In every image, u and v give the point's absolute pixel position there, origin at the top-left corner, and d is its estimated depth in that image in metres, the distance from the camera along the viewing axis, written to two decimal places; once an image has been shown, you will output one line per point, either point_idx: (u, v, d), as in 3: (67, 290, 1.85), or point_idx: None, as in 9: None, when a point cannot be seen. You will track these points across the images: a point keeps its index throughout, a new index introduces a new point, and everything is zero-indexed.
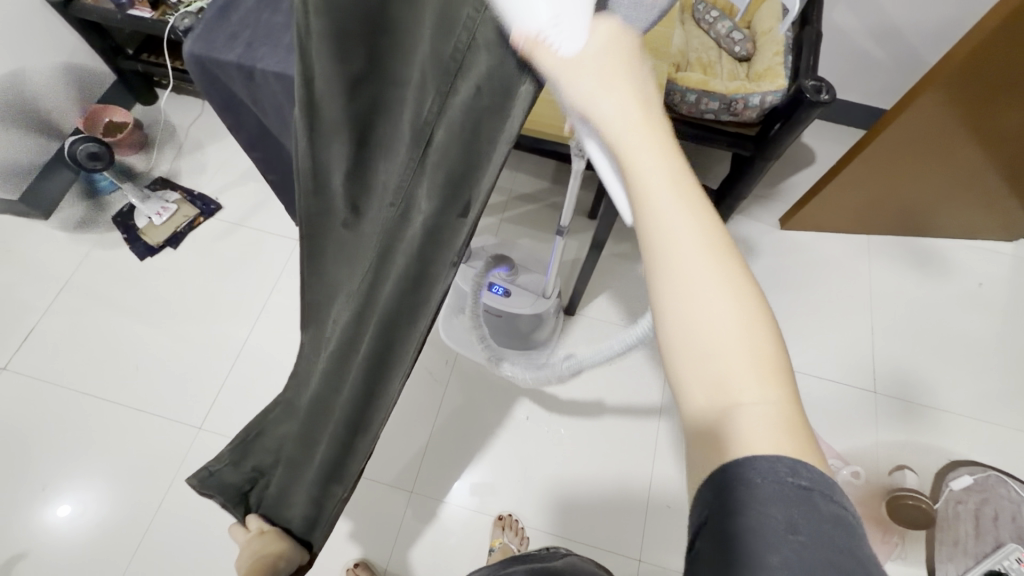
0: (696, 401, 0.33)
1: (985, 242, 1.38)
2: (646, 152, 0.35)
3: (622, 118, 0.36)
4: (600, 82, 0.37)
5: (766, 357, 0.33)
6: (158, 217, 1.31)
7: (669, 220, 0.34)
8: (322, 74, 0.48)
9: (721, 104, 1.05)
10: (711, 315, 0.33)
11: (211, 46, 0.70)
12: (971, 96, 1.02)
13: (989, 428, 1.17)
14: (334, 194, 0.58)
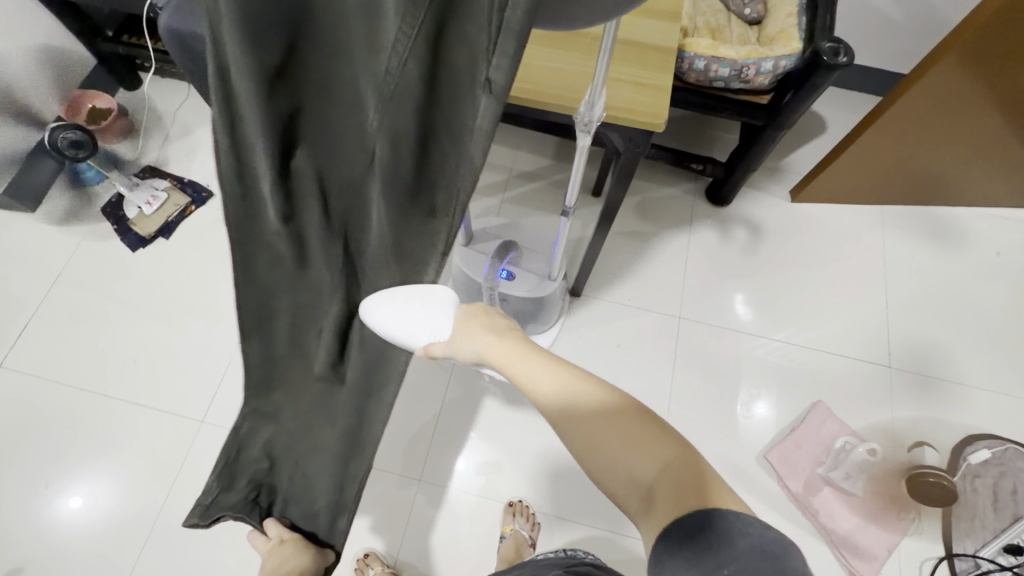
0: (625, 494, 0.49)
1: (1004, 210, 1.34)
2: (510, 354, 0.63)
3: (493, 344, 0.65)
4: (470, 335, 0.68)
5: (647, 436, 0.50)
6: (148, 207, 1.27)
7: (547, 388, 0.57)
8: (236, 71, 0.46)
9: (732, 71, 1.00)
10: (596, 431, 0.52)
11: (189, 20, 0.66)
12: (996, 57, 0.96)
13: (1009, 401, 1.15)
14: (264, 203, 0.57)
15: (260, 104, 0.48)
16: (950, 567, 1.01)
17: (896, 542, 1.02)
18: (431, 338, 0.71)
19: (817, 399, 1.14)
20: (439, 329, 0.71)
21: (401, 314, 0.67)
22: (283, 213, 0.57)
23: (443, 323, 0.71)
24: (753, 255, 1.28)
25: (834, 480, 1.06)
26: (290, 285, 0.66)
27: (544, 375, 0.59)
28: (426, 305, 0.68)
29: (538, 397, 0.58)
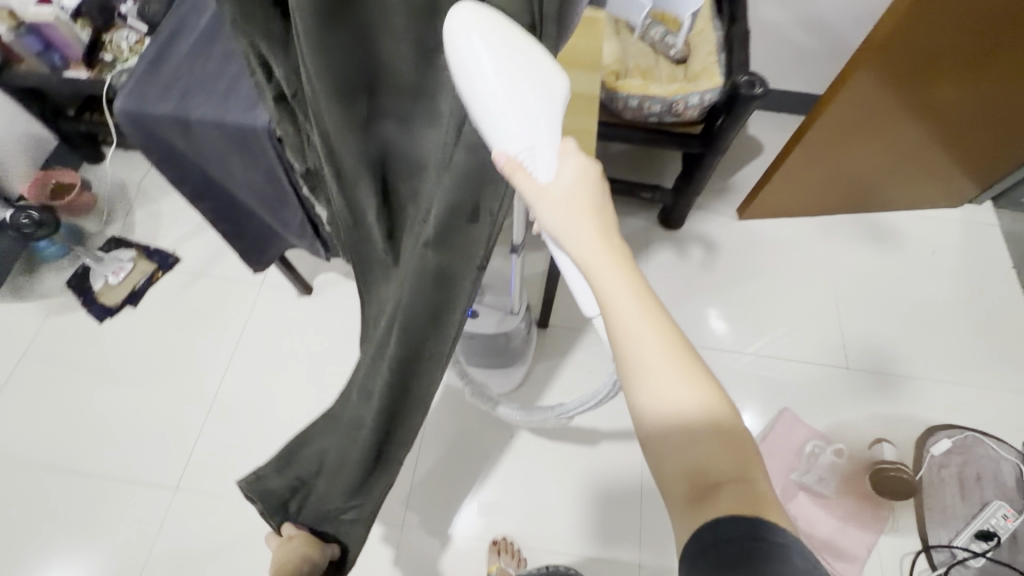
0: (679, 487, 0.39)
1: (934, 211, 1.44)
2: (612, 271, 0.41)
3: (586, 245, 0.41)
4: (567, 211, 0.42)
5: (730, 439, 0.39)
6: (115, 276, 1.29)
7: (639, 338, 0.39)
8: (332, 122, 0.45)
9: (663, 106, 1.08)
10: (682, 411, 0.38)
11: (144, 100, 0.70)
12: (897, 73, 1.04)
13: (963, 389, 1.20)
14: (369, 226, 0.56)
15: (349, 137, 0.47)
16: (928, 559, 1.03)
17: (873, 540, 1.04)
18: (522, 155, 0.42)
19: (784, 405, 1.18)
20: (542, 149, 0.42)
21: (500, 78, 0.39)
22: (385, 234, 0.56)
23: (546, 152, 0.42)
24: (709, 271, 1.34)
25: (807, 484, 1.09)
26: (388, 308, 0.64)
27: (642, 318, 0.39)
28: (536, 95, 0.41)
29: (620, 337, 0.40)
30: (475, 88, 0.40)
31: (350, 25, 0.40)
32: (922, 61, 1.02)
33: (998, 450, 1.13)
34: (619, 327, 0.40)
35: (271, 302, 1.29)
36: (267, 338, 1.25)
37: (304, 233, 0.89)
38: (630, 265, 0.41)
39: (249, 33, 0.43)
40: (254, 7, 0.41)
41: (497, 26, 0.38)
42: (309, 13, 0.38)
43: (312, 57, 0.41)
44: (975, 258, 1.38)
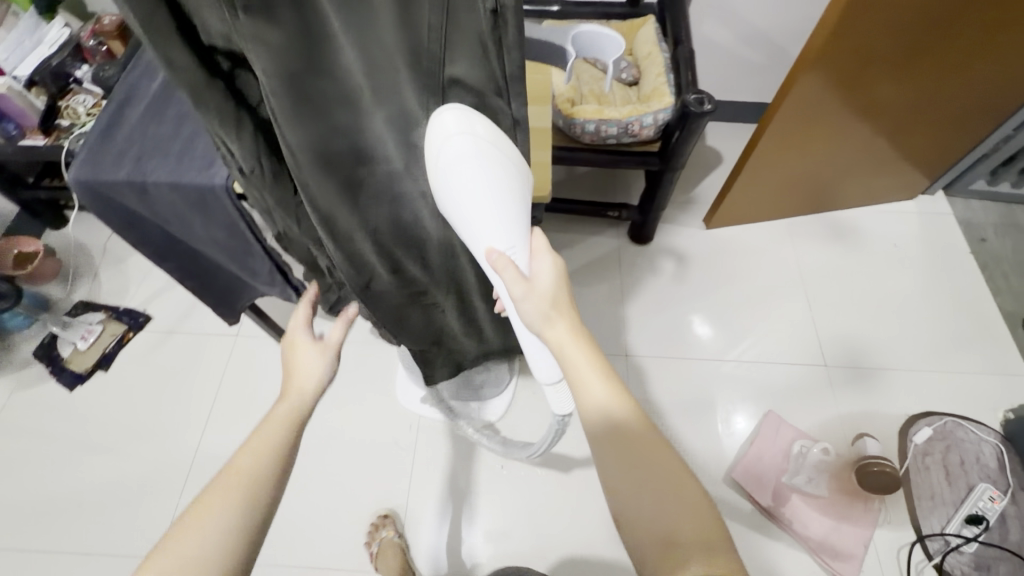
0: (644, 539, 0.45)
1: (889, 205, 1.50)
2: (579, 352, 0.54)
3: (560, 335, 0.55)
4: (546, 311, 0.55)
5: (686, 499, 0.46)
6: (83, 342, 1.25)
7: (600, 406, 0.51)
8: (325, 192, 0.52)
9: (619, 128, 1.11)
10: (639, 469, 0.48)
11: (97, 169, 0.69)
12: (838, 80, 1.07)
13: (937, 375, 1.23)
14: (372, 264, 0.64)
15: (324, 184, 0.51)
16: (924, 550, 1.03)
17: (868, 536, 1.05)
18: (507, 252, 0.54)
19: (768, 408, 1.19)
20: (520, 248, 0.55)
21: (482, 190, 0.50)
22: (382, 260, 0.64)
23: (521, 248, 0.55)
24: (682, 282, 1.37)
25: (799, 486, 1.09)
26: (408, 298, 0.74)
27: (602, 386, 0.52)
28: (512, 199, 0.53)
29: (588, 407, 0.52)
30: (462, 194, 0.50)
31: (314, 92, 0.44)
32: (863, 68, 1.05)
33: (977, 432, 1.15)
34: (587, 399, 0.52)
35: (248, 352, 1.27)
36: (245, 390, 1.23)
37: (275, 283, 0.89)
38: (593, 348, 0.55)
39: (201, 109, 0.43)
40: (207, 85, 0.42)
41: (483, 143, 0.48)
42: (277, 83, 0.42)
43: (283, 119, 0.44)
44: (933, 247, 1.43)
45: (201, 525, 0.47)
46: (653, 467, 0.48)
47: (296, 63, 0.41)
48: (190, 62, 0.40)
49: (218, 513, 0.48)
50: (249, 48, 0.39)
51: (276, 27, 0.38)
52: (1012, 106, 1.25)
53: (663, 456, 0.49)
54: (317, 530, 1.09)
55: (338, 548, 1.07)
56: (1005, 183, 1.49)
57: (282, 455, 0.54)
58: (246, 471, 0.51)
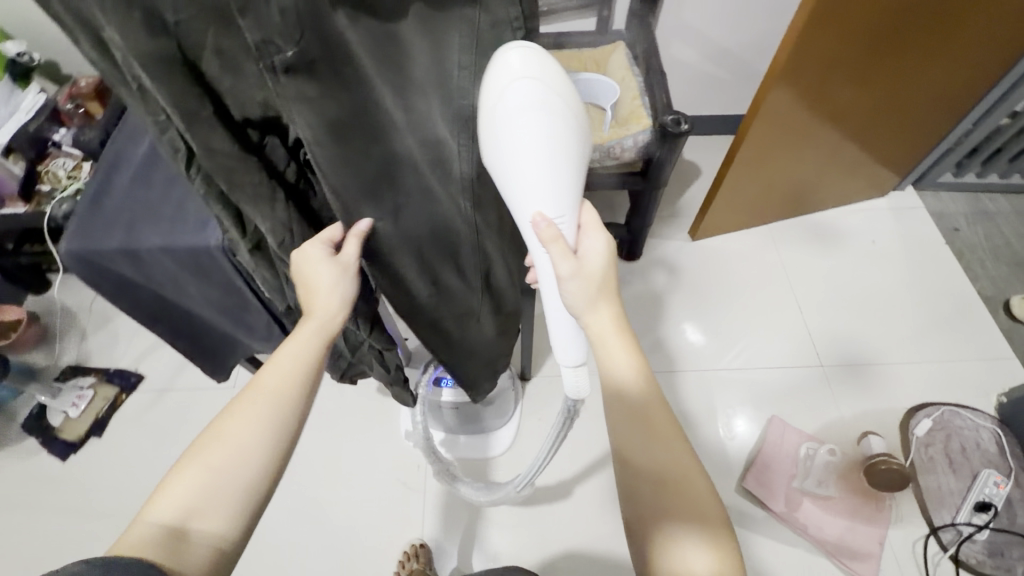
0: (638, 518, 0.50)
1: (865, 203, 1.55)
2: (612, 332, 0.54)
3: (592, 317, 0.54)
4: (588, 297, 0.53)
5: (685, 487, 0.49)
6: (75, 408, 1.22)
7: (620, 379, 0.53)
8: (358, 215, 0.51)
9: (600, 153, 1.13)
10: (648, 453, 0.50)
11: (89, 239, 0.69)
12: (809, 86, 1.10)
13: (930, 366, 1.26)
14: (411, 285, 0.63)
15: (376, 212, 0.52)
16: (938, 542, 1.04)
17: (882, 534, 1.06)
18: (556, 220, 0.48)
19: (772, 414, 1.21)
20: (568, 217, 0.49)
21: (550, 143, 0.43)
22: (428, 280, 0.63)
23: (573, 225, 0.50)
24: (675, 295, 1.39)
25: (809, 489, 1.10)
26: (461, 313, 0.72)
27: (626, 359, 0.53)
28: (574, 163, 0.46)
29: (609, 379, 0.53)
30: (529, 145, 0.43)
31: (358, 135, 0.44)
32: (826, 80, 1.10)
33: (974, 419, 1.18)
34: (609, 375, 0.53)
35: None
36: None
37: (271, 337, 0.88)
38: (623, 326, 0.54)
39: (235, 189, 0.47)
40: (242, 162, 0.46)
41: (549, 94, 0.43)
42: (324, 135, 0.42)
43: (329, 165, 0.45)
44: (911, 241, 1.48)
45: (238, 438, 0.49)
46: (668, 453, 0.50)
47: (339, 113, 0.42)
48: (227, 144, 0.44)
49: (253, 426, 0.49)
50: (292, 108, 0.40)
51: (317, 82, 0.39)
52: (969, 102, 1.31)
53: (670, 439, 0.51)
54: None
55: None
56: (971, 173, 1.55)
57: (308, 374, 0.54)
58: (270, 390, 0.51)
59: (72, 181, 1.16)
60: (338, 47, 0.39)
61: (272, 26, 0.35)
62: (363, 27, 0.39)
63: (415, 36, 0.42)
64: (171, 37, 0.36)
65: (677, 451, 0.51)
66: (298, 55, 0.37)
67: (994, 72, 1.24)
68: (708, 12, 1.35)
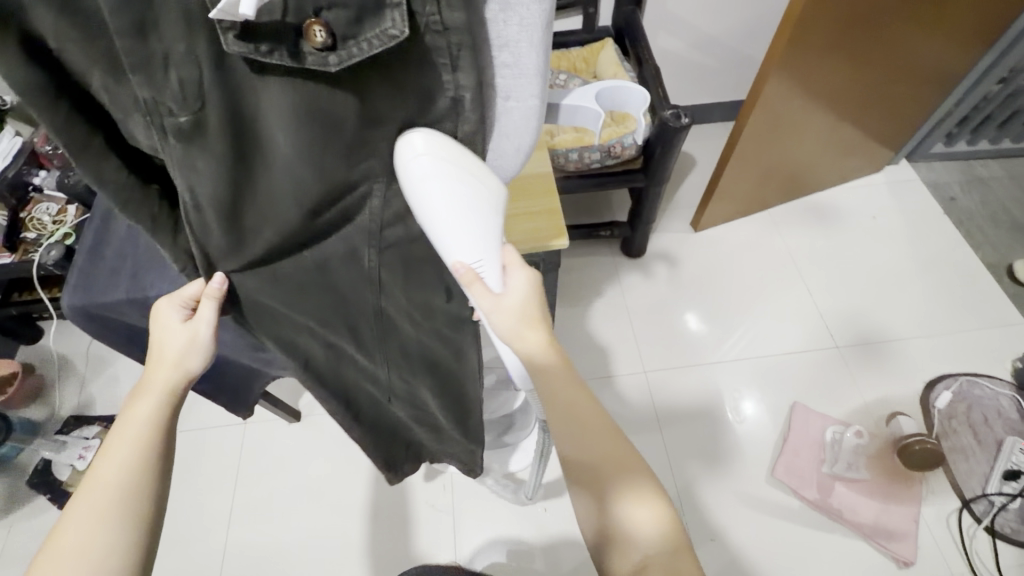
0: (575, 475, 0.52)
1: (861, 180, 1.55)
2: (534, 338, 0.54)
3: (521, 335, 0.54)
4: (517, 314, 0.54)
5: (606, 439, 0.51)
6: (82, 460, 1.17)
7: (529, 356, 0.54)
8: (249, 240, 0.48)
9: (602, 152, 1.12)
10: (576, 415, 0.52)
11: (93, 291, 0.66)
12: (808, 66, 1.09)
13: (944, 338, 1.27)
14: (308, 345, 0.60)
15: (246, 273, 0.52)
16: (971, 514, 1.05)
17: (916, 512, 1.06)
18: (473, 265, 0.51)
19: (793, 400, 1.20)
20: (485, 260, 0.51)
21: (453, 203, 0.46)
22: (321, 341, 0.60)
23: (491, 265, 0.52)
24: (684, 288, 1.37)
25: (840, 473, 1.10)
26: (374, 383, 0.69)
27: (534, 340, 0.54)
28: (486, 209, 0.48)
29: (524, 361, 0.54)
30: (433, 211, 0.47)
31: (242, 200, 0.44)
32: (818, 66, 1.10)
33: (992, 387, 1.18)
34: (525, 356, 0.54)
35: (261, 438, 1.22)
36: (266, 479, 1.17)
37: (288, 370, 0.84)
38: (540, 319, 0.55)
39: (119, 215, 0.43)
40: (141, 193, 0.43)
41: (443, 164, 0.43)
42: (207, 200, 0.42)
43: (206, 226, 0.44)
44: (911, 214, 1.48)
45: (82, 546, 0.45)
46: (583, 413, 0.52)
47: (228, 184, 0.41)
48: (120, 174, 0.41)
49: (104, 531, 0.46)
50: (175, 167, 0.39)
51: (208, 153, 0.39)
52: (956, 76, 1.33)
53: (585, 400, 0.53)
54: None
55: None
56: (962, 142, 1.56)
57: (154, 455, 0.51)
58: (115, 483, 0.48)
59: (58, 226, 1.11)
60: (247, 115, 0.39)
61: (166, 90, 0.35)
62: (283, 101, 0.38)
63: (326, 96, 0.39)
64: (50, 58, 0.34)
65: (589, 413, 0.52)
66: (192, 123, 0.37)
67: (980, 44, 1.25)
68: (693, 3, 1.34)
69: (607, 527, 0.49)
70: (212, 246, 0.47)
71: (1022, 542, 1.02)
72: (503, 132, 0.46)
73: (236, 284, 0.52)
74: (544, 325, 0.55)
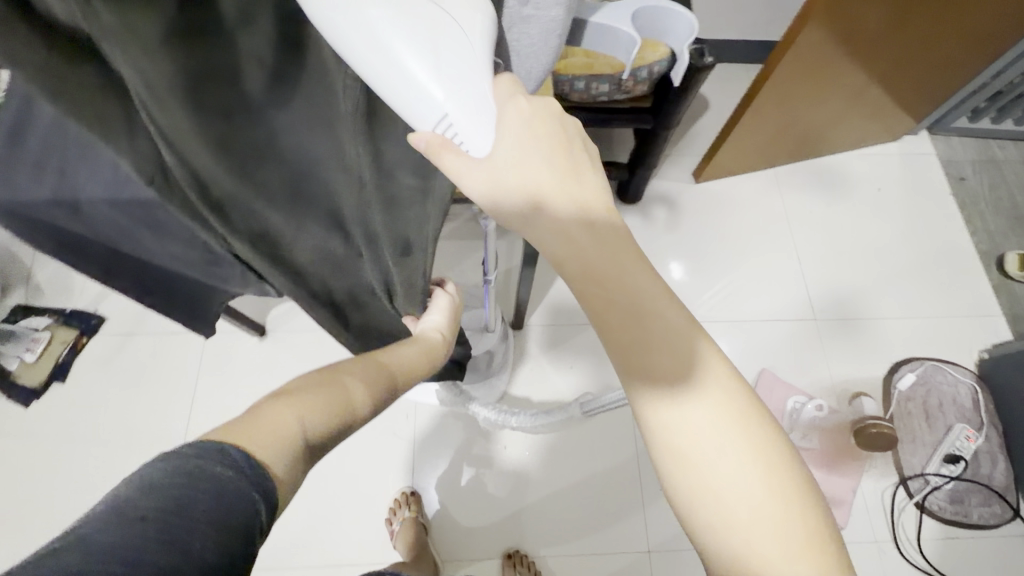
0: (640, 386, 0.38)
1: (876, 147, 1.46)
2: (556, 184, 0.37)
3: (542, 181, 0.37)
4: (520, 147, 0.37)
5: (683, 324, 0.38)
6: (31, 352, 1.12)
7: (559, 216, 0.37)
8: (214, 128, 0.38)
9: (611, 85, 1.01)
10: (634, 290, 0.37)
11: (12, 183, 0.57)
12: (853, 12, 0.96)
13: (919, 321, 1.27)
14: (288, 247, 0.54)
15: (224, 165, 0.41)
16: (906, 490, 1.11)
17: (855, 483, 1.11)
18: (443, 132, 0.37)
19: (762, 366, 1.21)
20: (463, 116, 0.36)
21: (396, 70, 0.33)
22: (311, 249, 0.55)
23: (478, 121, 0.36)
24: (674, 240, 1.32)
25: (792, 441, 1.14)
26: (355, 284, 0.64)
27: (564, 188, 0.37)
28: (437, 45, 0.33)
29: (543, 219, 0.37)
30: (388, 96, 0.35)
31: (202, 79, 0.34)
32: (866, 14, 0.98)
33: (954, 374, 1.20)
34: (545, 221, 0.37)
35: (224, 347, 1.18)
36: (226, 390, 1.15)
37: (250, 283, 0.77)
38: (562, 150, 0.38)
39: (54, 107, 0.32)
40: (77, 76, 0.31)
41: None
42: (163, 83, 0.32)
43: (169, 118, 0.34)
44: (917, 190, 1.43)
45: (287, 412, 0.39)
46: (636, 284, 0.37)
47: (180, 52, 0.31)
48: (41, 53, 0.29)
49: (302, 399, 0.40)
50: (107, 43, 0.29)
51: (150, 17, 0.28)
52: (1007, 45, 1.21)
53: (637, 274, 0.38)
54: (317, 516, 1.08)
55: (349, 539, 1.08)
56: (986, 119, 1.47)
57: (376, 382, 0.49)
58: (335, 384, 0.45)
59: None
60: None
61: None
62: None
63: None
64: None
65: (680, 321, 0.38)
66: None
67: None
68: None
69: (688, 430, 0.37)
70: (181, 139, 0.37)
71: (946, 518, 1.09)
72: (523, 52, 0.40)
73: (211, 181, 0.42)
74: (569, 151, 0.38)
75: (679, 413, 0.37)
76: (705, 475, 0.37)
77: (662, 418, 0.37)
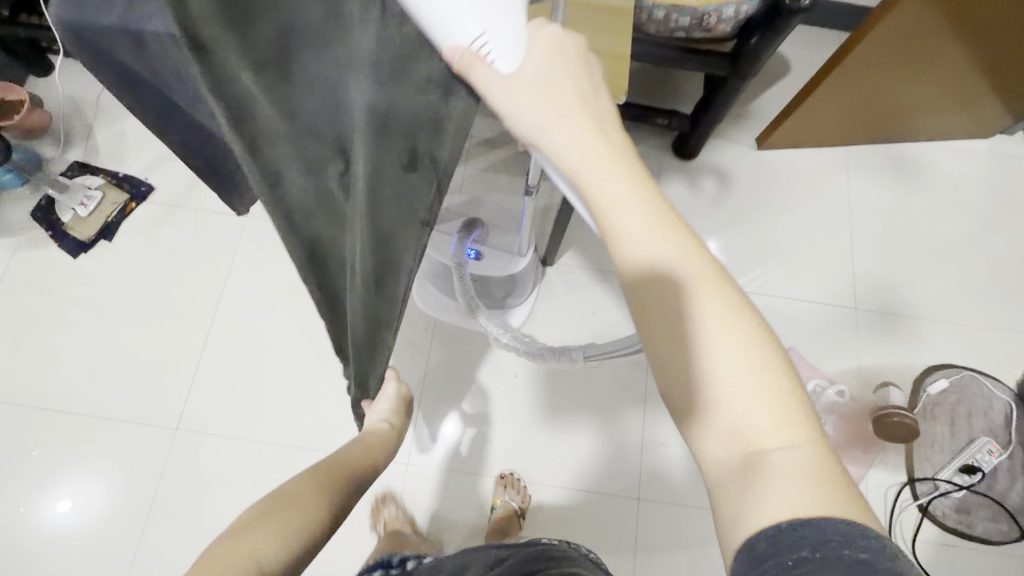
0: (669, 358, 0.39)
1: (962, 141, 1.35)
2: (606, 168, 0.38)
3: (579, 148, 0.38)
4: (553, 114, 0.38)
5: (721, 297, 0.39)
6: (84, 208, 1.18)
7: (609, 190, 0.38)
8: None
9: (692, 19, 0.94)
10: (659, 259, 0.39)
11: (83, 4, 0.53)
12: None
13: (967, 330, 1.20)
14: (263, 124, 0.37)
15: None
16: (912, 491, 1.08)
17: (862, 475, 1.09)
18: (477, 43, 0.35)
19: (789, 345, 1.18)
20: (499, 35, 0.36)
21: None
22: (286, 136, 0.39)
23: (508, 35, 0.36)
24: (723, 204, 1.27)
25: None
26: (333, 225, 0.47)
27: (611, 166, 0.38)
28: None
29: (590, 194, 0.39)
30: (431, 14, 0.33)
31: None
32: None
33: (991, 388, 1.15)
34: (598, 193, 0.38)
35: (261, 235, 1.21)
36: (257, 275, 1.18)
37: None
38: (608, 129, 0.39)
39: None
40: None
41: None
42: None
43: None
44: (998, 195, 1.32)
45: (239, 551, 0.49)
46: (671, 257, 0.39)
47: None
48: None
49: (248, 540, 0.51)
50: None
51: None
52: None
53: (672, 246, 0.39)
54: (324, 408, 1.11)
55: None
56: None
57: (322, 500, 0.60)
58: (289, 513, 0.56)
59: None
60: None
61: None
62: None
63: None
64: None
65: (714, 287, 0.39)
66: None
67: None
68: None
69: (729, 402, 0.38)
70: None
71: (948, 526, 1.07)
72: None
73: None
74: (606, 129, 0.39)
75: (734, 400, 0.37)
76: (751, 437, 0.37)
77: (701, 391, 0.38)
